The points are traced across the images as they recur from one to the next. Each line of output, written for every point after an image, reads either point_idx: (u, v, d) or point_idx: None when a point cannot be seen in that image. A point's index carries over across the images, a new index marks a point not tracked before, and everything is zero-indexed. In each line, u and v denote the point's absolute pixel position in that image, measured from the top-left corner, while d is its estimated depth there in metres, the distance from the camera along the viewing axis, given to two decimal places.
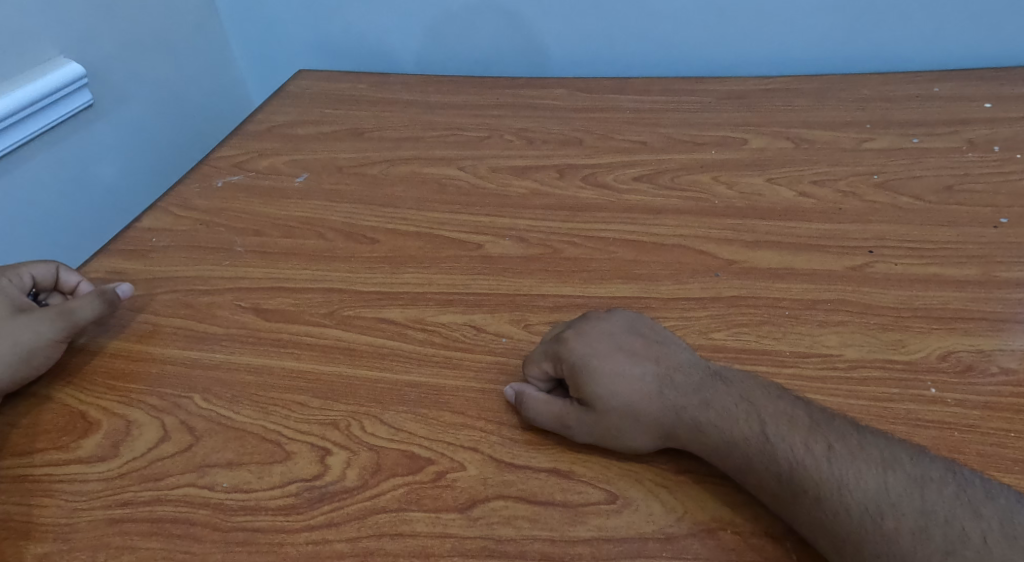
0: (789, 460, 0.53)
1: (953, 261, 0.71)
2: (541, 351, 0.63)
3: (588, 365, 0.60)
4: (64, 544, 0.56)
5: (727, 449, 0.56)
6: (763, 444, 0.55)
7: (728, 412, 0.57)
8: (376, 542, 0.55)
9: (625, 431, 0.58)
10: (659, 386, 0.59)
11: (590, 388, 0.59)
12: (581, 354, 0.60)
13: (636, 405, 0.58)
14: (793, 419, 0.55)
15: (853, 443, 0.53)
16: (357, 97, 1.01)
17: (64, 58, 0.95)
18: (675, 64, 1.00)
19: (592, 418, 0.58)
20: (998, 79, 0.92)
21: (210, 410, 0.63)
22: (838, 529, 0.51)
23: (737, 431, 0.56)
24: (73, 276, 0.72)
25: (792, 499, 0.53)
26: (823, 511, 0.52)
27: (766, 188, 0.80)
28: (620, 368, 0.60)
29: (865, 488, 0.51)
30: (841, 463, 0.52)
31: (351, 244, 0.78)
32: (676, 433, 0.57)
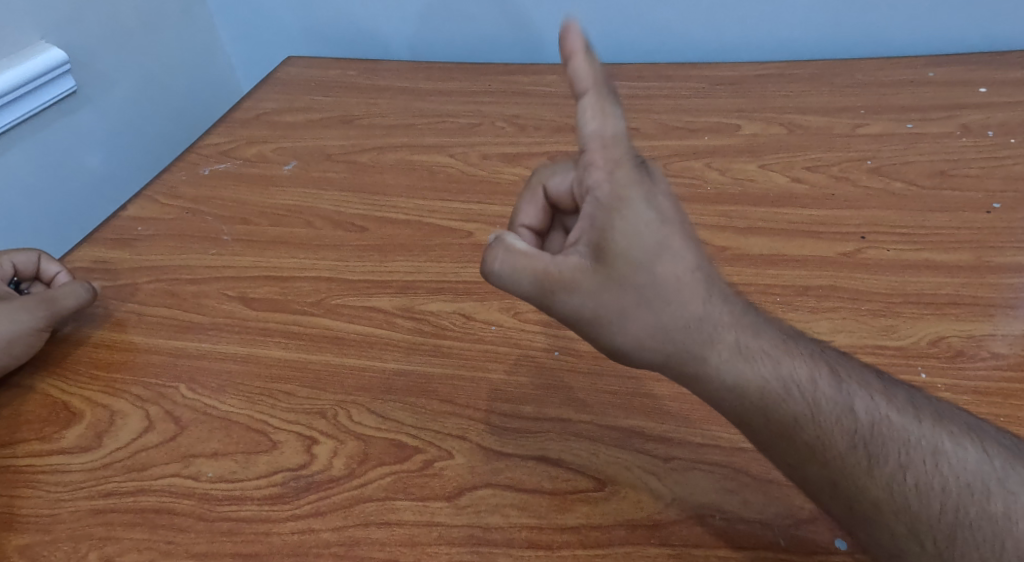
0: (868, 417, 0.50)
1: (946, 246, 0.70)
2: (600, 151, 0.52)
3: (633, 217, 0.50)
4: (46, 535, 0.56)
5: (784, 397, 0.50)
6: (833, 395, 0.51)
7: (785, 349, 0.52)
8: (362, 531, 0.55)
9: (631, 323, 0.51)
10: (710, 288, 0.52)
11: (621, 248, 0.50)
12: (637, 201, 0.51)
13: (666, 295, 0.50)
14: (856, 368, 0.53)
15: (933, 407, 0.51)
16: (347, 84, 1.00)
17: (46, 43, 0.94)
18: (665, 48, 1.00)
19: (593, 285, 0.51)
20: (994, 63, 0.91)
21: (195, 400, 0.63)
22: (927, 508, 0.48)
23: (798, 374, 0.51)
24: (53, 266, 0.72)
25: (867, 468, 0.49)
26: (911, 483, 0.48)
27: (759, 174, 0.80)
28: (674, 242, 0.51)
29: (961, 458, 0.49)
30: (931, 427, 0.50)
31: (340, 232, 0.77)
32: (703, 349, 0.51)
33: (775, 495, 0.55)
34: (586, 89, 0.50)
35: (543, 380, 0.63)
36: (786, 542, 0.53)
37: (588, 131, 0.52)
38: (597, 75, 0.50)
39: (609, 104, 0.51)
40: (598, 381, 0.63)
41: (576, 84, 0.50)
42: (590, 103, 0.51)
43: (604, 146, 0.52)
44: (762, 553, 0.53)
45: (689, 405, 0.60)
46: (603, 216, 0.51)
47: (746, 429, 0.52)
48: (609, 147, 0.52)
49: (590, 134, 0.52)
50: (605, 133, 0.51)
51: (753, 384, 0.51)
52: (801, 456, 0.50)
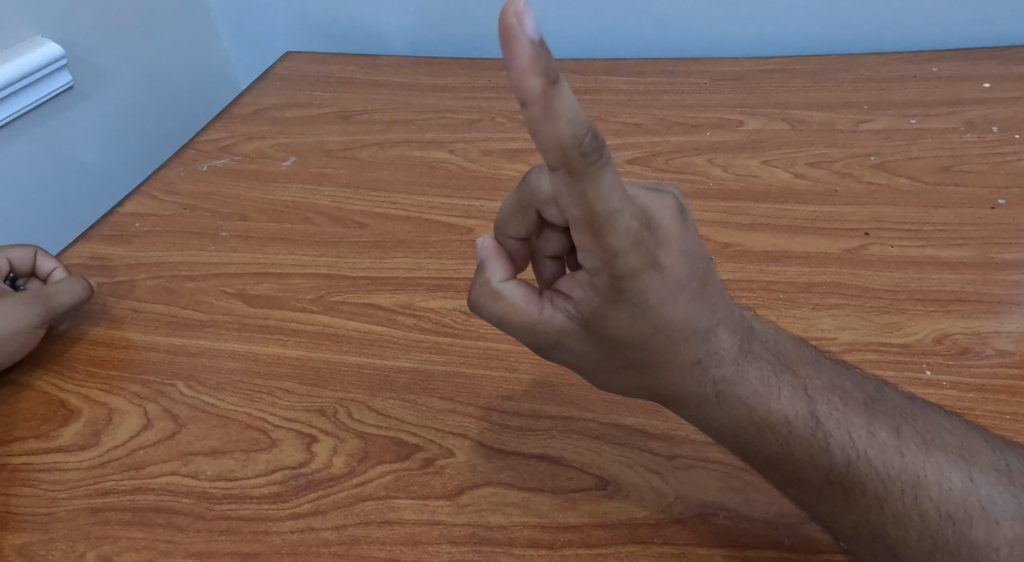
0: (846, 451, 0.49)
1: (951, 243, 0.70)
2: (589, 237, 0.45)
3: (630, 302, 0.48)
4: (43, 534, 0.55)
5: (760, 431, 0.50)
6: (813, 428, 0.49)
7: (768, 383, 0.51)
8: (363, 530, 0.54)
9: (620, 381, 0.52)
10: (699, 342, 0.50)
11: (612, 327, 0.49)
12: (637, 285, 0.47)
13: (650, 354, 0.50)
14: (846, 394, 0.51)
15: (921, 431, 0.49)
16: (346, 79, 0.99)
17: (42, 38, 0.93)
18: (667, 44, 0.99)
19: (581, 347, 0.51)
20: (997, 58, 0.90)
21: (194, 398, 0.62)
22: (906, 535, 0.47)
23: (779, 411, 0.50)
24: (49, 262, 0.71)
25: (843, 497, 0.48)
26: (889, 513, 0.47)
27: (762, 170, 0.79)
28: (670, 313, 0.49)
29: (947, 486, 0.47)
30: (914, 455, 0.48)
31: (339, 229, 0.76)
32: (684, 393, 0.51)
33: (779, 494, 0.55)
34: (557, 166, 0.41)
35: (544, 377, 0.62)
36: (792, 541, 0.53)
37: (570, 214, 0.44)
38: (567, 154, 0.40)
39: (591, 184, 0.42)
40: None
41: (547, 161, 0.41)
42: (563, 180, 0.42)
43: (592, 229, 0.44)
44: (767, 552, 0.53)
45: None
46: (597, 296, 0.48)
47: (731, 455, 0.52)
48: (599, 232, 0.44)
49: (573, 217, 0.44)
50: (590, 216, 0.43)
51: (732, 422, 0.51)
52: (778, 480, 0.50)
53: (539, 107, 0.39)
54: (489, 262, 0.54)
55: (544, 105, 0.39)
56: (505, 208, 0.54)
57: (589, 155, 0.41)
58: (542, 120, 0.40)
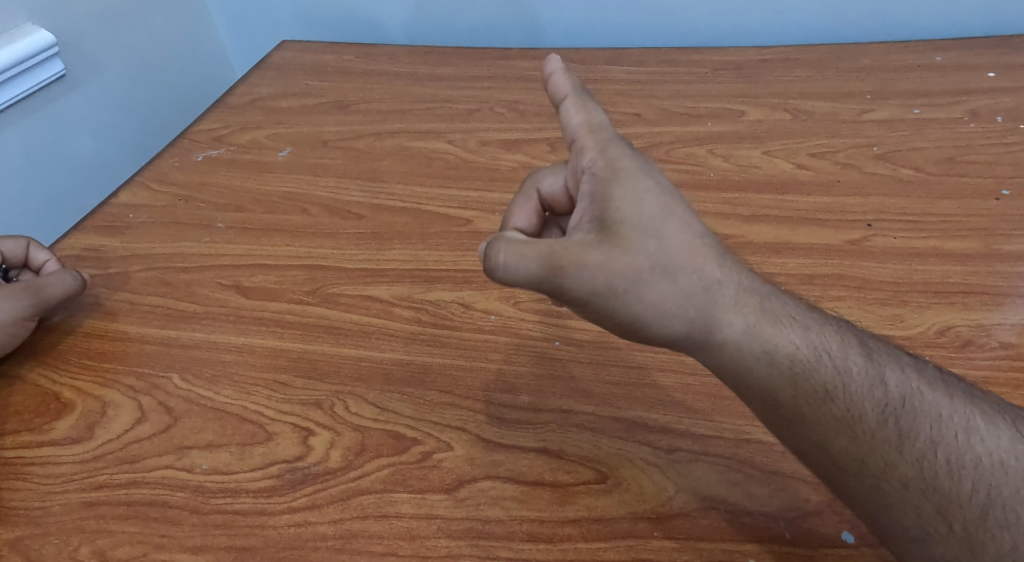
0: (899, 391, 0.50)
1: (955, 234, 0.69)
2: (590, 134, 0.54)
3: (635, 185, 0.52)
4: (36, 528, 0.55)
5: (808, 362, 0.50)
6: (857, 363, 0.51)
7: (807, 320, 0.52)
8: (360, 524, 0.54)
9: (652, 295, 0.50)
10: (734, 274, 0.52)
11: (624, 216, 0.51)
12: (641, 174, 0.53)
13: (687, 267, 0.51)
14: (886, 348, 0.52)
15: (966, 388, 0.51)
16: (343, 68, 0.98)
17: (31, 26, 0.92)
18: (670, 32, 0.98)
19: (604, 254, 0.50)
20: (999, 47, 0.89)
21: (188, 391, 0.62)
22: (959, 487, 0.47)
23: (823, 343, 0.51)
24: (43, 255, 0.70)
25: (897, 445, 0.48)
26: (943, 460, 0.48)
27: (763, 161, 0.78)
28: (683, 219, 0.52)
29: (997, 436, 0.48)
30: (962, 403, 0.49)
31: (337, 220, 0.75)
32: (725, 320, 0.51)
33: (779, 488, 0.54)
34: (565, 93, 0.55)
35: (543, 371, 0.62)
36: (793, 534, 0.52)
37: (572, 124, 0.55)
38: (573, 81, 0.55)
39: (589, 101, 0.55)
40: (599, 371, 0.61)
41: (556, 94, 0.55)
42: (571, 105, 0.55)
43: (592, 131, 0.54)
44: (768, 546, 0.52)
45: (692, 396, 0.59)
46: (601, 190, 0.53)
47: (773, 407, 0.51)
48: (596, 132, 0.54)
49: (576, 127, 0.55)
50: (590, 124, 0.55)
51: (778, 351, 0.50)
52: (826, 426, 0.49)
53: (555, 62, 0.56)
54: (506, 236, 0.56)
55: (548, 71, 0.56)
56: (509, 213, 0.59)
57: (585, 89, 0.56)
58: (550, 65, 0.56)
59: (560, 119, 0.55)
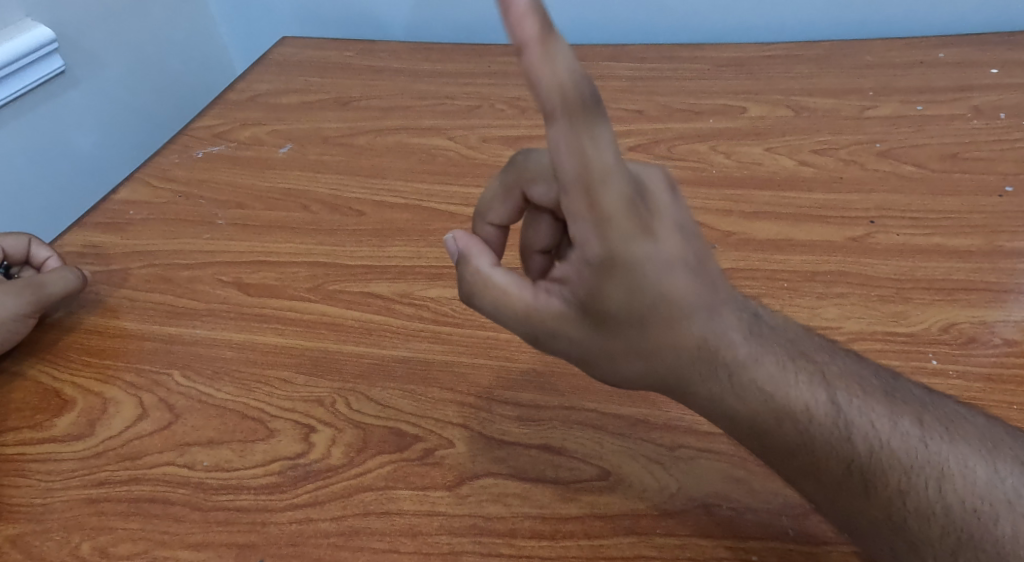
0: (869, 439, 0.47)
1: (958, 230, 0.69)
2: (583, 195, 0.45)
3: (630, 277, 0.46)
4: (38, 524, 0.55)
5: (776, 422, 0.48)
6: (831, 414, 0.47)
7: (782, 367, 0.49)
8: (362, 521, 0.53)
9: (624, 367, 0.49)
10: (706, 319, 0.48)
11: (613, 309, 0.47)
12: (637, 253, 0.46)
13: (655, 331, 0.47)
14: (862, 381, 0.49)
15: (944, 421, 0.48)
16: (344, 64, 0.98)
17: (30, 22, 0.92)
18: (671, 28, 0.97)
19: (579, 335, 0.49)
20: (1002, 43, 0.89)
21: (190, 387, 0.62)
22: (928, 529, 0.45)
23: (797, 396, 0.48)
24: (44, 251, 0.70)
25: (864, 489, 0.46)
26: (911, 507, 0.45)
27: (765, 158, 0.78)
28: (664, 282, 0.47)
29: (971, 478, 0.45)
30: (938, 443, 0.47)
31: (337, 217, 0.75)
32: (694, 381, 0.48)
33: (782, 485, 0.54)
34: (557, 112, 0.43)
35: (544, 368, 0.61)
36: (795, 532, 0.52)
37: (565, 172, 0.45)
38: (567, 99, 0.43)
39: (592, 135, 0.43)
40: None
41: (546, 107, 0.43)
42: (568, 139, 0.43)
43: (588, 188, 0.45)
44: (771, 544, 0.52)
45: None
46: (591, 273, 0.47)
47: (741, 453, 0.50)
48: (592, 189, 0.45)
49: (569, 176, 0.45)
50: (587, 172, 0.44)
51: (743, 413, 0.48)
52: (791, 473, 0.48)
53: (538, 50, 0.41)
54: (470, 251, 0.53)
55: (544, 46, 0.41)
56: (489, 194, 0.55)
57: (587, 103, 0.43)
58: (539, 65, 0.42)
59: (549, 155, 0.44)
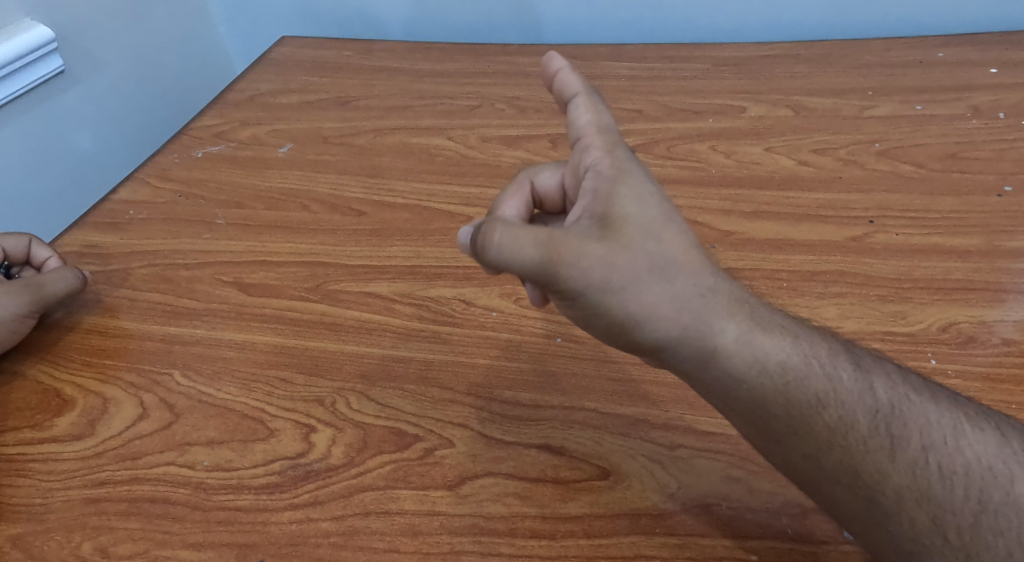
0: (888, 397, 0.50)
1: (957, 230, 0.69)
2: (598, 131, 0.54)
3: (637, 184, 0.52)
4: (38, 524, 0.55)
5: (799, 373, 0.50)
6: (849, 373, 0.51)
7: (797, 329, 0.52)
8: (362, 521, 0.54)
9: (646, 293, 0.49)
10: (724, 278, 0.52)
11: (626, 213, 0.51)
12: (645, 173, 0.53)
13: (678, 265, 0.50)
14: (873, 356, 0.53)
15: (951, 393, 0.51)
16: (343, 64, 0.98)
17: (29, 21, 0.92)
18: (671, 28, 0.97)
19: (601, 248, 0.49)
20: (1001, 43, 0.89)
21: (190, 387, 0.62)
22: (951, 493, 0.47)
23: (816, 353, 0.51)
24: (44, 251, 0.70)
25: (889, 447, 0.48)
26: (934, 466, 0.48)
27: (765, 157, 0.78)
28: (681, 227, 0.52)
29: (986, 441, 0.48)
30: (949, 410, 0.50)
31: (337, 217, 0.75)
32: (717, 322, 0.50)
33: (782, 484, 0.54)
34: (577, 91, 0.56)
35: (544, 367, 0.61)
36: (795, 531, 0.52)
37: (581, 123, 0.55)
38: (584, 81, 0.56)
39: (596, 100, 0.56)
40: (601, 367, 0.61)
41: (566, 92, 0.56)
42: (581, 102, 0.55)
43: (599, 133, 0.54)
44: (770, 543, 0.52)
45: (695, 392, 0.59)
46: (606, 186, 0.52)
47: (763, 416, 0.50)
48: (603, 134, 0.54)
49: (583, 125, 0.55)
50: (601, 124, 0.55)
51: (767, 360, 0.50)
52: (816, 436, 0.49)
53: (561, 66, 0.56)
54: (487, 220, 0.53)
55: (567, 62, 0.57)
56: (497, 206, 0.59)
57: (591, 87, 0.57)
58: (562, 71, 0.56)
59: (569, 116, 0.56)
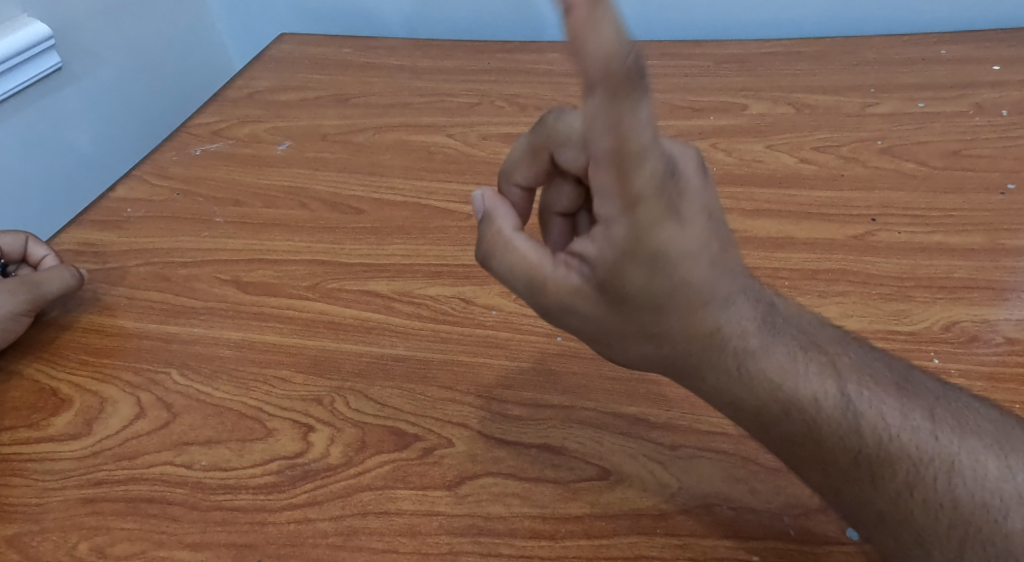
0: (876, 430, 0.46)
1: (959, 229, 0.68)
2: (614, 170, 0.43)
3: (649, 255, 0.45)
4: (34, 524, 0.54)
5: (781, 410, 0.47)
6: (840, 406, 0.47)
7: (795, 359, 0.48)
8: (360, 521, 0.53)
9: (632, 349, 0.50)
10: (720, 310, 0.47)
11: (632, 289, 0.47)
12: (665, 236, 0.45)
13: (668, 315, 0.47)
14: (875, 373, 0.48)
15: (955, 414, 0.47)
16: (343, 61, 0.98)
17: (27, 17, 0.91)
18: (671, 25, 0.97)
19: (594, 312, 0.49)
20: (1004, 39, 0.89)
21: (187, 386, 0.61)
22: (934, 523, 0.45)
23: (807, 389, 0.47)
24: (41, 249, 0.70)
25: (871, 480, 0.46)
26: (918, 499, 0.45)
27: (767, 155, 0.78)
28: (684, 272, 0.46)
29: (981, 473, 0.45)
30: (949, 438, 0.46)
31: (336, 214, 0.75)
32: (703, 371, 0.48)
33: (783, 485, 0.54)
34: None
35: (544, 366, 0.61)
36: (796, 532, 0.52)
37: (597, 145, 0.43)
38: (610, 69, 0.40)
39: (629, 108, 0.41)
40: (601, 366, 0.61)
41: (586, 81, 0.41)
42: (599, 104, 0.41)
43: (615, 164, 0.43)
44: (772, 543, 0.52)
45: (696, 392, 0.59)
46: (611, 246, 0.46)
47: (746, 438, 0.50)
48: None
49: (599, 149, 0.43)
50: (621, 147, 0.42)
51: (751, 401, 0.48)
52: (795, 463, 0.48)
53: (582, 15, 0.39)
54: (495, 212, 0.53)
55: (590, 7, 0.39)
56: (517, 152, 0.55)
57: (630, 75, 0.40)
58: (584, 27, 0.39)
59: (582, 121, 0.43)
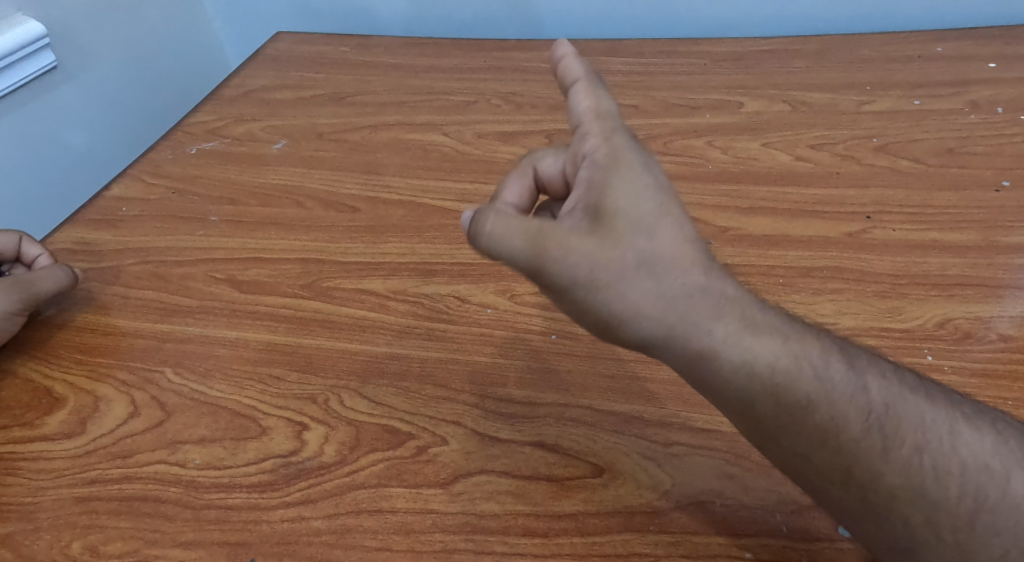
0: (881, 400, 0.49)
1: (954, 226, 0.68)
2: (593, 121, 0.52)
3: (635, 181, 0.50)
4: (28, 523, 0.55)
5: (790, 372, 0.48)
6: (843, 375, 0.49)
7: (786, 325, 0.51)
8: (354, 519, 0.53)
9: (635, 293, 0.48)
10: (716, 272, 0.50)
11: (622, 208, 0.49)
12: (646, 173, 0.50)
13: (671, 262, 0.48)
14: (865, 354, 0.52)
15: (942, 391, 0.51)
16: (339, 60, 0.98)
17: (22, 16, 0.91)
18: (667, 23, 0.97)
19: (590, 247, 0.48)
20: (1000, 37, 0.89)
21: (182, 385, 0.61)
22: (943, 492, 0.47)
23: (806, 350, 0.49)
24: (35, 248, 0.70)
25: (883, 450, 0.48)
26: (927, 468, 0.47)
27: (762, 153, 0.78)
28: (680, 226, 0.50)
29: (977, 441, 0.48)
30: (944, 410, 0.49)
31: (331, 213, 0.75)
32: (707, 320, 0.48)
33: (776, 482, 0.54)
34: (576, 77, 0.53)
35: (538, 364, 0.61)
36: (790, 529, 0.52)
37: (579, 109, 0.53)
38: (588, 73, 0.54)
39: (599, 88, 0.53)
40: (595, 364, 0.61)
41: (565, 79, 0.54)
42: (581, 88, 0.53)
43: (597, 118, 0.52)
44: (765, 541, 0.52)
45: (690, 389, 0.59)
46: (601, 176, 0.50)
47: (755, 414, 0.49)
48: (602, 119, 0.52)
49: (582, 110, 0.52)
50: (597, 111, 0.52)
51: (757, 358, 0.48)
52: (808, 436, 0.48)
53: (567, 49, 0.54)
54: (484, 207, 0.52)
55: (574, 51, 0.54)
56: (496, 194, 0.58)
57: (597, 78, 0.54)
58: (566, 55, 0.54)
59: (567, 103, 0.53)
